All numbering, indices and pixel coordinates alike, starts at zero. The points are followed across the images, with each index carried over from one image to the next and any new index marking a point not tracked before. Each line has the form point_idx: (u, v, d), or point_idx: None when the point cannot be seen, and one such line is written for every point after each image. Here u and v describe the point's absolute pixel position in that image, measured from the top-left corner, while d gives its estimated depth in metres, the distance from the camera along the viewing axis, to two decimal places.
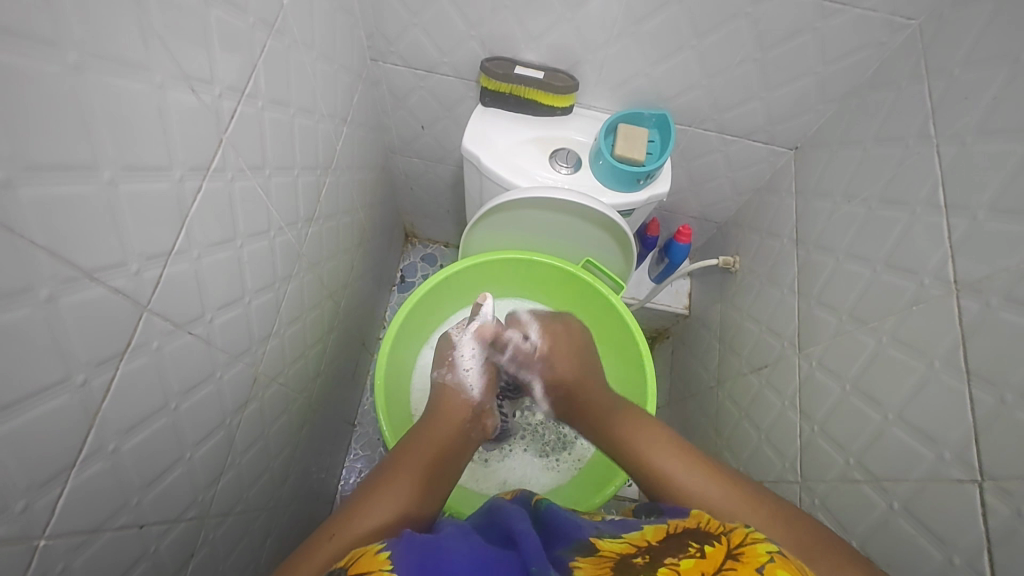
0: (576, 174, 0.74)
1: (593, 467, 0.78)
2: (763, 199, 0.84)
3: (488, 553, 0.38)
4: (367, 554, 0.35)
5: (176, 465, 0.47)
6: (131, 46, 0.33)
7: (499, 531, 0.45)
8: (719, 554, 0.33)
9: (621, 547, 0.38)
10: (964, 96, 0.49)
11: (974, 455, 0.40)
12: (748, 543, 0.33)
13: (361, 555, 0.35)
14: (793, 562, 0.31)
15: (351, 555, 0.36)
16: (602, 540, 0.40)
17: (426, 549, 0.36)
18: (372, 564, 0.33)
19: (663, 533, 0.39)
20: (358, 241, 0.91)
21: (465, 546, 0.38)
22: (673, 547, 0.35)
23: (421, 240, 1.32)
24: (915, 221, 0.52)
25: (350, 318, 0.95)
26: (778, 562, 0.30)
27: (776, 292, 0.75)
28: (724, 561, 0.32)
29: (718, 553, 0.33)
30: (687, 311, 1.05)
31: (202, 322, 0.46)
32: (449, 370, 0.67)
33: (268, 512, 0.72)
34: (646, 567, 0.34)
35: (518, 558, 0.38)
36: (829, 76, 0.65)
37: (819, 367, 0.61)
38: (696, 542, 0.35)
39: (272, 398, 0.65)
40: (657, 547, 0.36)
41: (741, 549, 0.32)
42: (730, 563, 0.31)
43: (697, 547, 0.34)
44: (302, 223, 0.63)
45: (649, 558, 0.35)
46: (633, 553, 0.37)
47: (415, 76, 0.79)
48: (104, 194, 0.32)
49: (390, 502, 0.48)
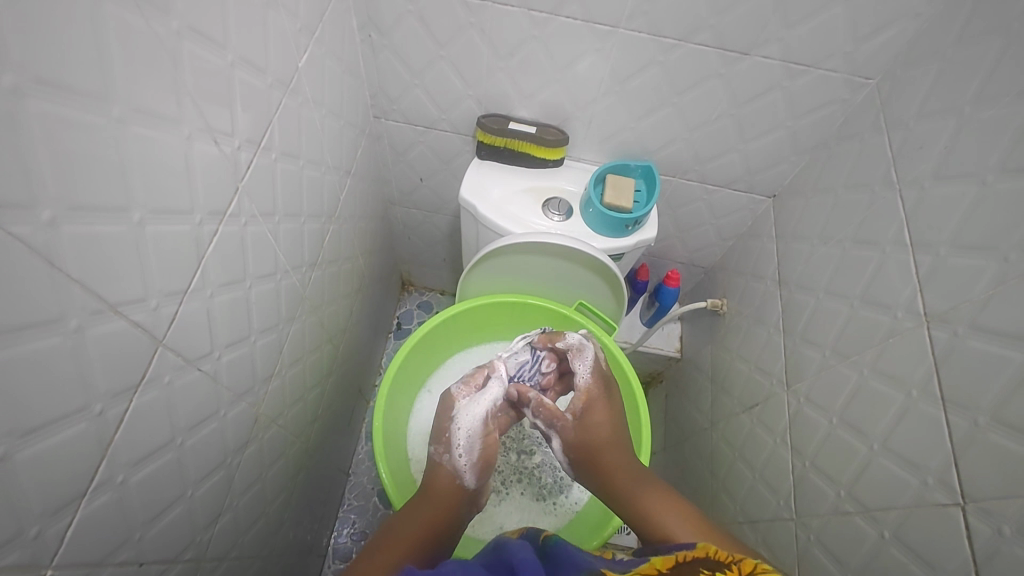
0: (567, 222, 0.78)
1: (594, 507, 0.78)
2: (747, 244, 0.88)
3: None
4: None
5: (177, 502, 0.47)
6: (166, 103, 0.36)
7: (503, 564, 0.45)
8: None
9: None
10: (921, 145, 0.54)
11: (956, 479, 0.42)
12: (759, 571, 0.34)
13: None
14: None
15: None
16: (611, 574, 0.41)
17: None
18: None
19: (671, 563, 0.40)
20: (358, 287, 0.94)
21: None
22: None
23: (418, 288, 1.35)
24: (886, 259, 0.55)
25: (348, 362, 0.96)
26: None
27: (763, 331, 0.77)
28: None
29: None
30: (679, 354, 1.07)
31: (210, 359, 0.48)
32: (445, 448, 0.63)
33: (261, 560, 0.71)
34: None
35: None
36: (799, 129, 0.71)
37: (807, 403, 0.63)
38: (709, 570, 0.36)
39: (271, 439, 0.66)
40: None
41: None
42: None
43: None
44: (306, 267, 0.66)
45: None
46: None
47: (415, 132, 0.84)
48: (132, 234, 0.35)
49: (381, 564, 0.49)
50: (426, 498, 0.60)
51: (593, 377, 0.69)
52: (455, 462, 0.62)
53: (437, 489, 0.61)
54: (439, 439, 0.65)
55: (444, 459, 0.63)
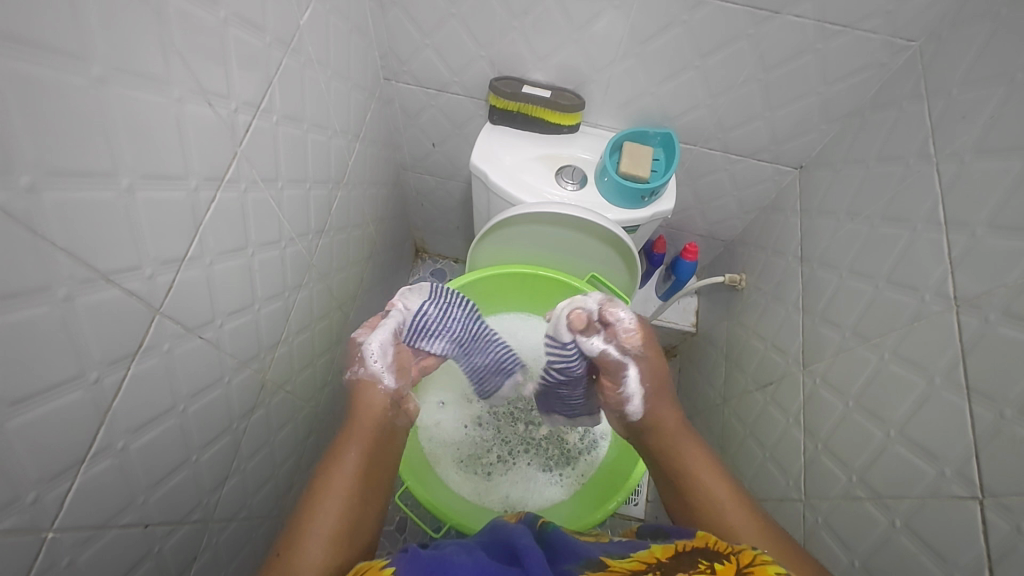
0: (581, 191, 0.75)
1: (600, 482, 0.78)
2: (770, 218, 0.85)
3: (492, 567, 0.41)
4: (374, 567, 0.39)
5: (182, 466, 0.48)
6: (153, 64, 0.35)
7: (504, 550, 0.46)
8: (728, 570, 0.36)
9: (632, 565, 0.39)
10: (963, 115, 0.50)
11: (975, 473, 0.40)
12: (759, 564, 0.36)
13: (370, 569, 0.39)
14: None
15: (362, 565, 0.41)
16: (611, 559, 0.41)
17: (431, 563, 0.39)
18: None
19: (671, 550, 0.40)
20: (369, 254, 0.93)
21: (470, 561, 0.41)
22: (685, 564, 0.37)
23: (431, 255, 1.34)
24: (916, 237, 0.52)
25: (359, 329, 0.96)
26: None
27: (781, 309, 0.75)
28: None
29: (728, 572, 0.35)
30: (694, 328, 1.05)
31: (212, 327, 0.48)
32: (360, 365, 0.65)
33: (272, 520, 0.73)
34: None
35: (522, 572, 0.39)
36: (832, 96, 0.66)
37: (822, 384, 0.61)
38: (706, 560, 0.37)
39: (279, 405, 0.66)
40: (667, 564, 0.38)
41: (751, 569, 0.35)
42: None
43: (707, 564, 0.37)
44: (312, 234, 0.65)
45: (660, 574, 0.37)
46: (644, 569, 0.38)
47: (426, 95, 0.82)
48: (121, 200, 0.34)
49: (334, 501, 0.53)
50: (353, 418, 0.61)
51: (637, 323, 0.65)
52: (371, 373, 0.64)
53: (362, 406, 0.62)
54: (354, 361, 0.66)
55: (361, 375, 0.64)
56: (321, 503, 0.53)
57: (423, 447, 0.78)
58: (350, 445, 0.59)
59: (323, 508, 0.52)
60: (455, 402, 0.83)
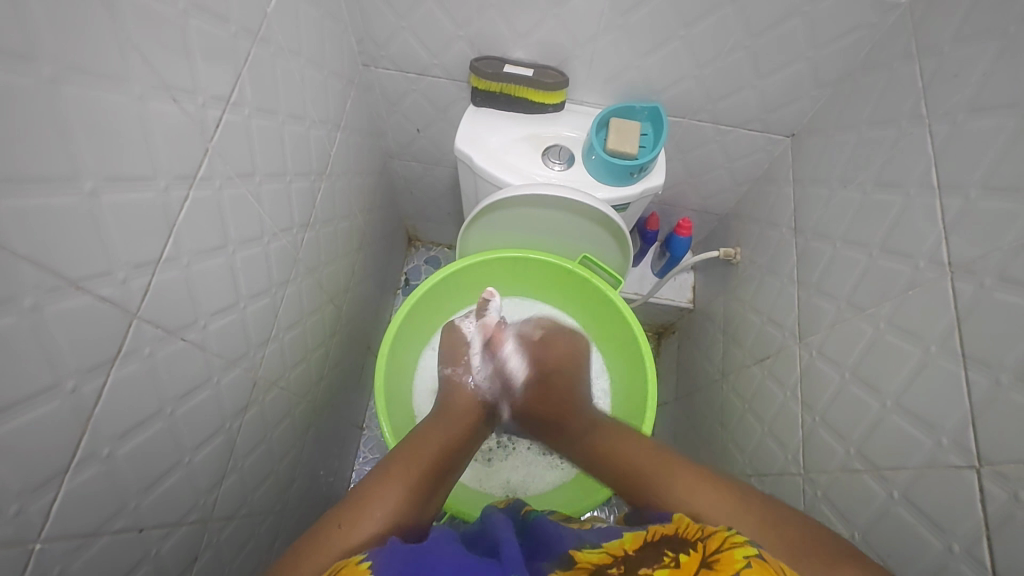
0: (569, 171, 0.74)
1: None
2: (763, 189, 0.83)
3: (472, 560, 0.41)
4: (350, 562, 0.38)
5: (174, 469, 0.48)
6: (109, 61, 0.33)
7: (485, 544, 0.46)
8: (692, 561, 0.36)
9: (599, 558, 0.41)
10: (955, 74, 0.48)
11: (972, 440, 0.40)
12: (727, 548, 0.35)
13: (343, 564, 0.38)
14: (770, 565, 0.33)
15: (336, 563, 0.39)
16: (582, 552, 0.43)
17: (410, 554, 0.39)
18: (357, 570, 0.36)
19: (640, 540, 0.41)
20: (359, 244, 0.92)
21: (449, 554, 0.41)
22: (650, 557, 0.37)
23: (425, 243, 1.32)
24: (910, 203, 0.51)
25: (354, 321, 0.96)
26: (752, 566, 0.32)
27: (776, 282, 0.74)
28: (699, 570, 0.34)
29: (693, 561, 0.35)
30: (692, 305, 1.05)
31: (195, 328, 0.47)
32: (460, 368, 0.74)
33: (275, 515, 0.73)
34: None
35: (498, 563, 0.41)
36: (821, 61, 0.64)
37: (819, 356, 0.60)
38: (672, 551, 0.37)
39: (273, 402, 0.66)
40: (633, 556, 0.39)
41: (718, 556, 0.34)
42: (705, 571, 0.33)
43: (672, 556, 0.37)
44: (296, 229, 0.64)
45: (625, 567, 0.37)
46: (610, 563, 0.39)
47: (407, 79, 0.80)
48: (86, 204, 0.33)
49: (395, 491, 0.50)
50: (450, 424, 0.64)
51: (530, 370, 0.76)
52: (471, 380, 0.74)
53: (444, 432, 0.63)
54: (453, 361, 0.75)
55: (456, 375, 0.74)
56: (384, 491, 0.50)
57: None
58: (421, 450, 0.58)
59: (394, 484, 0.51)
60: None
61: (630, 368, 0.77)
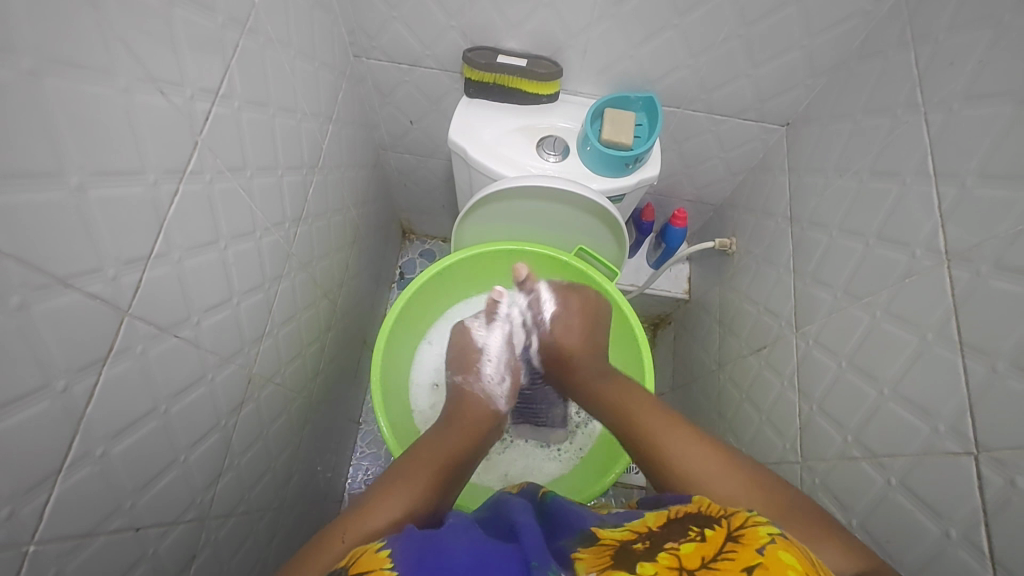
0: (564, 162, 0.73)
1: (597, 455, 0.77)
2: (758, 178, 0.83)
3: (491, 543, 0.40)
4: (367, 552, 0.37)
5: (170, 467, 0.47)
6: (92, 51, 0.33)
7: (503, 527, 0.46)
8: (718, 536, 0.35)
9: (624, 535, 0.40)
10: (950, 61, 0.48)
11: (968, 427, 0.40)
12: (749, 525, 0.35)
13: (360, 552, 0.37)
14: (794, 543, 0.33)
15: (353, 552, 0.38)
16: (604, 531, 0.42)
17: (428, 540, 0.39)
18: (374, 561, 0.35)
19: (664, 517, 0.41)
20: (352, 238, 0.91)
21: (466, 537, 0.40)
22: (675, 532, 0.37)
23: (419, 236, 1.32)
24: (906, 191, 0.50)
25: (349, 316, 0.95)
26: (777, 542, 0.32)
27: (772, 271, 0.74)
28: (724, 544, 0.34)
29: (718, 536, 0.35)
30: (688, 295, 1.05)
31: (188, 325, 0.46)
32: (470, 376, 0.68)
33: (273, 511, 0.73)
34: (646, 551, 0.36)
35: (520, 547, 0.40)
36: (815, 49, 0.64)
37: (815, 345, 0.60)
38: (697, 526, 0.37)
39: (269, 398, 0.65)
40: (659, 532, 0.39)
41: (742, 532, 0.34)
42: (730, 545, 0.33)
43: (698, 531, 0.37)
44: (289, 223, 0.63)
45: (650, 543, 0.37)
46: (635, 539, 0.39)
47: (399, 70, 0.79)
48: (72, 200, 0.32)
49: (419, 483, 0.51)
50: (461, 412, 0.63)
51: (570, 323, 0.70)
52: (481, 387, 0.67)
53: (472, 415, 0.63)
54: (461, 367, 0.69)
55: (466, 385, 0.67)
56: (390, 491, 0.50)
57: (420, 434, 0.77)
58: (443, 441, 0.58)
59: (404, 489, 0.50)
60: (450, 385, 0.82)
61: (627, 360, 0.77)
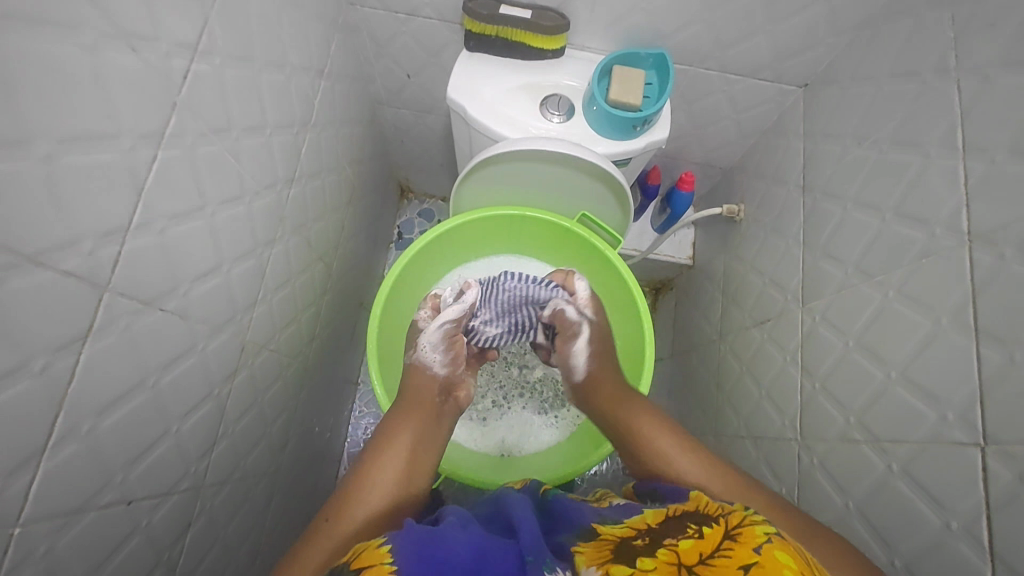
0: (568, 123, 0.70)
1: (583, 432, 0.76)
2: (771, 143, 0.79)
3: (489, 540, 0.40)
4: (370, 547, 0.38)
5: (162, 440, 0.47)
6: (52, 3, 0.29)
7: (504, 523, 0.46)
8: (716, 534, 0.36)
9: (624, 531, 0.41)
10: (991, 23, 0.44)
11: (978, 418, 0.39)
12: (746, 524, 0.36)
13: (363, 548, 0.38)
14: (791, 544, 0.34)
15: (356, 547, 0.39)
16: (604, 526, 0.43)
17: (425, 535, 0.39)
18: (373, 556, 0.36)
19: (662, 516, 0.41)
20: (348, 198, 0.88)
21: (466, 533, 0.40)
22: (674, 529, 0.38)
23: (418, 195, 1.28)
24: (929, 165, 0.48)
25: (345, 279, 0.93)
26: (775, 542, 0.33)
27: (781, 242, 0.72)
28: (723, 541, 0.34)
29: (715, 533, 0.35)
30: (691, 261, 1.02)
31: (175, 297, 0.45)
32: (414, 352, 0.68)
33: (269, 476, 0.73)
34: (646, 547, 0.37)
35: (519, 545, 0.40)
36: (842, 5, 0.60)
37: (821, 322, 0.59)
38: (695, 524, 0.38)
39: (263, 364, 0.65)
40: (657, 529, 0.39)
41: (739, 529, 0.35)
42: (729, 542, 0.34)
43: (695, 528, 0.37)
44: (280, 186, 0.61)
45: (649, 540, 0.37)
46: (635, 535, 0.39)
47: (396, 20, 0.74)
48: (39, 170, 0.30)
49: (382, 479, 0.53)
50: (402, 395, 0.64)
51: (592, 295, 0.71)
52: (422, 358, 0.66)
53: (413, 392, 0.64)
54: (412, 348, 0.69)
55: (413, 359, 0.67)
56: (358, 493, 0.51)
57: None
58: (398, 426, 0.59)
59: (369, 488, 0.52)
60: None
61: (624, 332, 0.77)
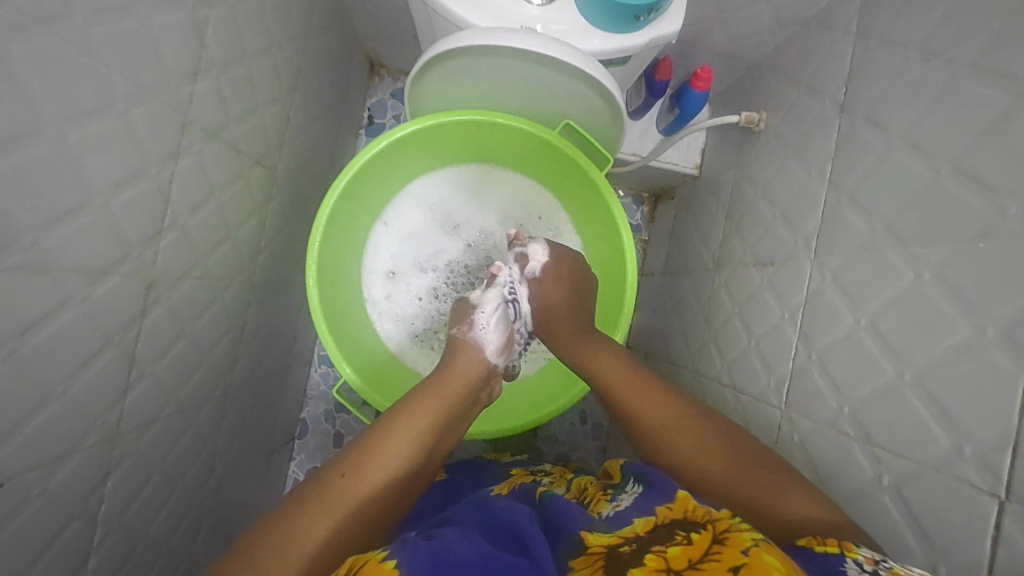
0: (552, 6, 0.54)
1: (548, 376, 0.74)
2: (812, 37, 0.63)
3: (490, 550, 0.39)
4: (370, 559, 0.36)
5: (42, 408, 0.41)
6: None
7: (498, 526, 0.44)
8: (705, 540, 0.34)
9: (613, 541, 0.38)
10: None
11: (1008, 468, 0.33)
12: (736, 530, 0.34)
13: (366, 561, 0.36)
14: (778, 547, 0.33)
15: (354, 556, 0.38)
16: (593, 535, 0.40)
17: (428, 547, 0.37)
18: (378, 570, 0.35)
19: (651, 524, 0.38)
20: (295, 81, 0.73)
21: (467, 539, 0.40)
22: (660, 536, 0.36)
23: (391, 70, 1.10)
24: (1019, 109, 0.35)
25: (298, 177, 0.81)
26: (761, 547, 0.32)
27: (801, 172, 0.59)
28: (710, 546, 0.33)
29: (704, 540, 0.34)
30: (698, 171, 0.90)
31: (17, 250, 0.35)
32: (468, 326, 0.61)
33: (216, 400, 0.69)
34: (631, 556, 0.35)
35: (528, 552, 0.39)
36: None
37: (831, 285, 0.49)
38: (683, 530, 0.36)
39: (184, 295, 0.56)
40: (644, 536, 0.37)
41: (728, 534, 0.34)
42: (716, 547, 0.33)
43: (684, 535, 0.35)
44: (177, 84, 0.48)
45: (636, 548, 0.35)
46: (622, 544, 0.37)
47: None
48: None
49: (408, 455, 0.49)
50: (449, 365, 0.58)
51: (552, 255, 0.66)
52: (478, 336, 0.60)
53: (459, 366, 0.58)
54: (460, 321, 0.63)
55: (464, 333, 0.61)
56: (382, 462, 0.47)
57: (374, 331, 0.72)
58: (437, 398, 0.54)
59: (398, 460, 0.48)
60: (408, 273, 0.74)
61: (609, 259, 0.69)
